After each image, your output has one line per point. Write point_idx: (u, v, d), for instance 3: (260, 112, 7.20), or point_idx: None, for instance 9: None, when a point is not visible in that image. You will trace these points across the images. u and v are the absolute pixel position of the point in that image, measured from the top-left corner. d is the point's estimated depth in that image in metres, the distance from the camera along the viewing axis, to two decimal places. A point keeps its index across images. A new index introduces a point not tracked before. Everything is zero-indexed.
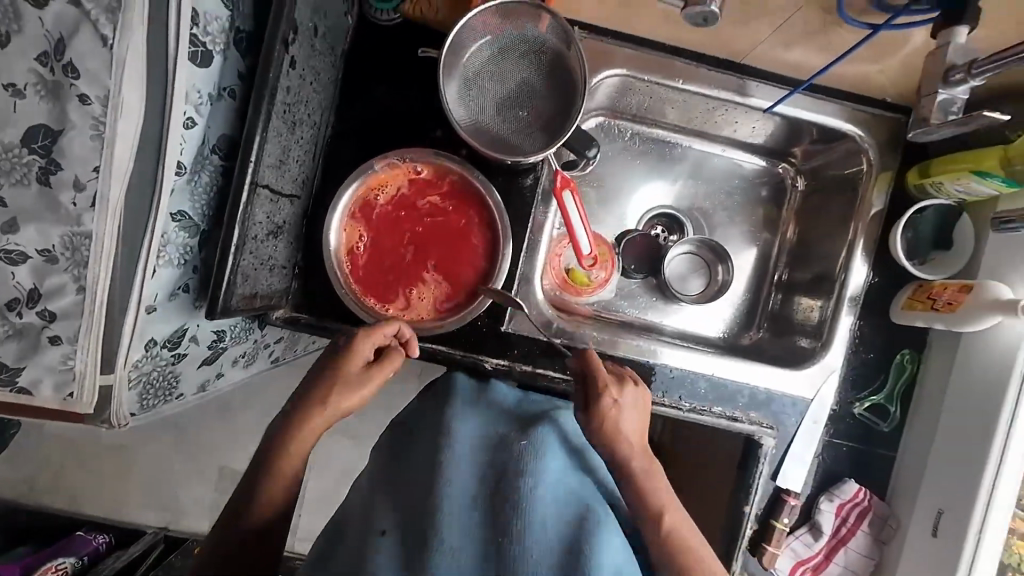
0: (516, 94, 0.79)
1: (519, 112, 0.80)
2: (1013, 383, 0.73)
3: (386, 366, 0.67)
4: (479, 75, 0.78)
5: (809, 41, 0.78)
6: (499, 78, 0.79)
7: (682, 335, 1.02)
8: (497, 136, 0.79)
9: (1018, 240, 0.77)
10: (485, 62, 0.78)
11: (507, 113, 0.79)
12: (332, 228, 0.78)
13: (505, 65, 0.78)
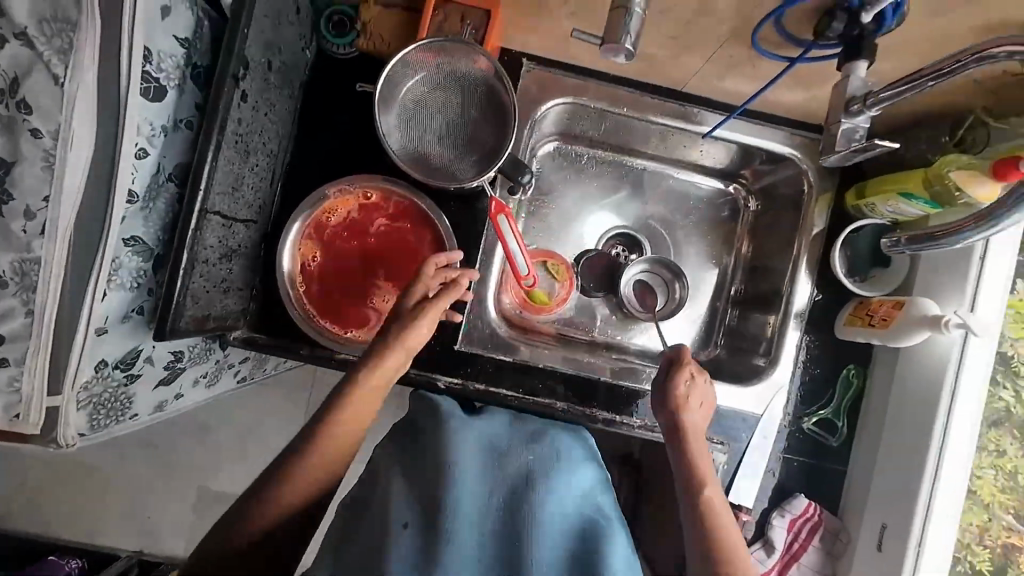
0: (453, 122, 0.83)
1: (456, 139, 0.84)
2: (943, 398, 0.76)
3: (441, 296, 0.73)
4: (417, 108, 0.82)
5: (735, 72, 0.80)
6: (437, 110, 0.83)
7: (645, 352, 1.03)
8: (435, 163, 0.84)
9: (946, 259, 0.80)
10: (422, 93, 0.81)
11: (445, 140, 0.84)
12: (287, 249, 0.82)
13: (441, 95, 0.82)
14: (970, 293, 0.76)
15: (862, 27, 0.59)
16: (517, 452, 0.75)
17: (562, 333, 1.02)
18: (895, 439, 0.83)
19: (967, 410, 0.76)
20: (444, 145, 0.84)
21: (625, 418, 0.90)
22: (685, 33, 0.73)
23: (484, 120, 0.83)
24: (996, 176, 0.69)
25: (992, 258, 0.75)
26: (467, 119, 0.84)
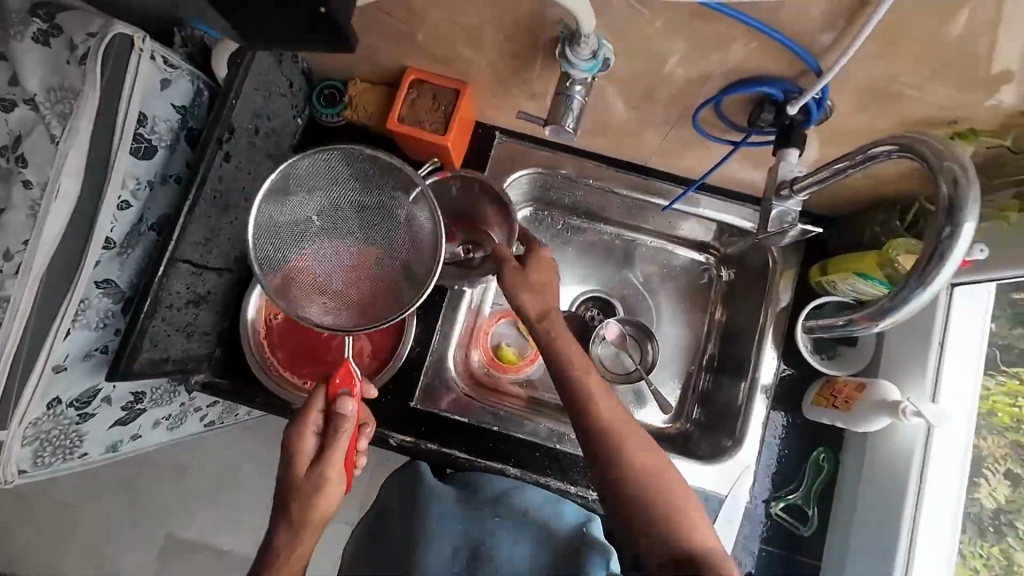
0: (354, 227, 0.76)
1: (339, 246, 0.76)
2: (910, 499, 0.74)
3: (330, 452, 0.68)
4: (317, 209, 0.74)
5: (689, 151, 0.84)
6: (343, 215, 0.75)
7: None
8: (292, 259, 0.73)
9: (911, 343, 0.78)
10: (318, 177, 0.71)
11: (330, 238, 0.76)
12: (255, 298, 0.86)
13: (357, 190, 0.75)
14: (931, 378, 0.75)
15: (791, 118, 0.63)
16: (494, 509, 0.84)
17: (533, 398, 0.99)
18: (869, 529, 0.77)
19: (944, 492, 0.74)
20: (341, 266, 0.76)
21: (581, 490, 0.87)
22: (638, 115, 0.78)
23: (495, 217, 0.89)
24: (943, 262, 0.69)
25: (952, 341, 0.75)
26: (479, 215, 0.91)
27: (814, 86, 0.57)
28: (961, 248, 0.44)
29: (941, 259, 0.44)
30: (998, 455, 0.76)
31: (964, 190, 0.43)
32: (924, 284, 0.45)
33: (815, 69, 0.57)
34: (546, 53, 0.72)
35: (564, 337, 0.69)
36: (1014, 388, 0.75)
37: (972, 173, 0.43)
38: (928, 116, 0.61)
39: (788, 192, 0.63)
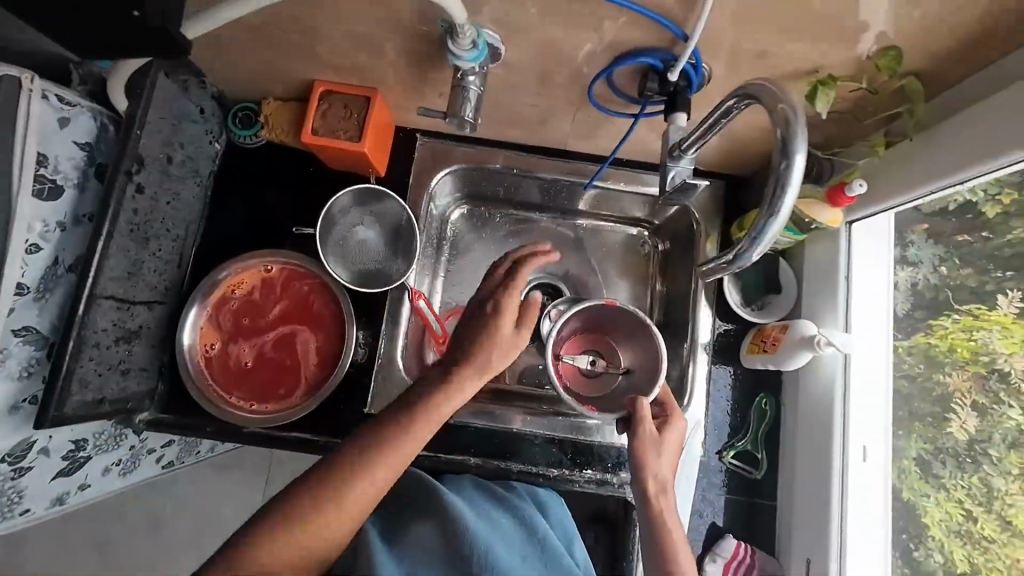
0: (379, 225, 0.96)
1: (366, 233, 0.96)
2: (836, 426, 0.79)
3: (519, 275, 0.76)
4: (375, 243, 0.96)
5: (599, 130, 0.87)
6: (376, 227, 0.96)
7: None
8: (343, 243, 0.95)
9: (824, 282, 0.84)
10: (357, 203, 0.94)
11: (364, 227, 0.96)
12: (190, 328, 0.85)
13: (377, 208, 0.95)
14: (841, 311, 0.81)
15: (674, 85, 0.67)
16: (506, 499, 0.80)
17: (494, 387, 1.01)
18: (813, 464, 0.82)
19: (869, 414, 0.80)
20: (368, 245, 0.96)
21: (542, 469, 0.89)
22: (543, 100, 0.81)
23: (634, 345, 0.93)
24: (832, 202, 0.75)
25: (855, 274, 0.80)
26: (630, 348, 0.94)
27: (684, 52, 0.61)
28: (797, 179, 0.48)
29: (783, 187, 0.48)
30: (964, 391, 0.73)
31: (793, 126, 0.47)
32: (773, 216, 0.50)
33: (682, 36, 0.61)
34: (441, 48, 0.74)
35: (652, 464, 0.73)
36: (971, 324, 0.72)
37: (800, 111, 0.47)
38: (795, 69, 0.65)
39: (679, 152, 0.67)
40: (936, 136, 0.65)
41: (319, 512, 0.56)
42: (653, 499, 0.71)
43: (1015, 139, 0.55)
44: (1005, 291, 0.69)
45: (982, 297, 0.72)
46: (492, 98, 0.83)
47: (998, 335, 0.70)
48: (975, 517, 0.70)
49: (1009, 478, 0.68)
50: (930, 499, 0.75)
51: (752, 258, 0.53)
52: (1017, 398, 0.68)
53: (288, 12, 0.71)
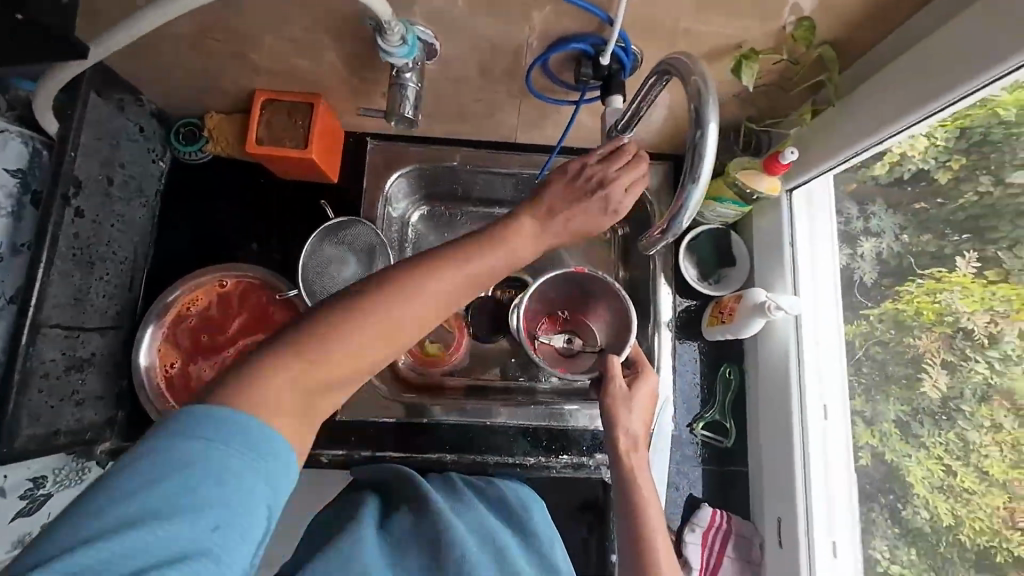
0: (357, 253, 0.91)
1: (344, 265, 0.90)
2: (794, 387, 0.83)
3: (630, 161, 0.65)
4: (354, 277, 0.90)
5: (545, 119, 0.89)
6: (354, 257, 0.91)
7: (559, 390, 0.98)
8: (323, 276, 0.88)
9: (773, 251, 0.88)
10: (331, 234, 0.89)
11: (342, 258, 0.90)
12: (147, 350, 0.83)
13: (351, 236, 0.90)
14: (790, 278, 0.85)
15: (607, 69, 0.69)
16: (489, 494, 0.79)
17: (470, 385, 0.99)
18: (776, 425, 0.85)
19: (822, 373, 0.84)
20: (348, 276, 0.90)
21: (518, 458, 0.91)
22: (485, 93, 0.82)
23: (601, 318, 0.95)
24: (769, 171, 0.78)
25: (799, 243, 0.85)
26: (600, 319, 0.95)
27: (610, 35, 0.62)
28: (712, 146, 0.50)
29: (699, 155, 0.50)
30: (933, 350, 0.73)
31: (705, 95, 0.49)
32: (694, 181, 0.51)
33: (606, 20, 0.63)
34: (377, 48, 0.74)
35: (623, 418, 0.77)
36: (934, 287, 0.73)
37: (711, 83, 0.50)
38: (719, 45, 0.67)
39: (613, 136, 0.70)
40: (851, 103, 0.69)
41: (295, 414, 0.44)
42: (624, 453, 0.74)
43: (919, 99, 0.60)
44: (964, 253, 0.70)
45: (943, 261, 0.72)
46: (435, 96, 0.83)
47: (959, 295, 0.70)
48: (955, 471, 0.70)
49: (981, 431, 0.68)
50: (912, 458, 0.74)
51: (683, 224, 0.54)
52: (983, 353, 0.68)
53: (219, 22, 0.70)
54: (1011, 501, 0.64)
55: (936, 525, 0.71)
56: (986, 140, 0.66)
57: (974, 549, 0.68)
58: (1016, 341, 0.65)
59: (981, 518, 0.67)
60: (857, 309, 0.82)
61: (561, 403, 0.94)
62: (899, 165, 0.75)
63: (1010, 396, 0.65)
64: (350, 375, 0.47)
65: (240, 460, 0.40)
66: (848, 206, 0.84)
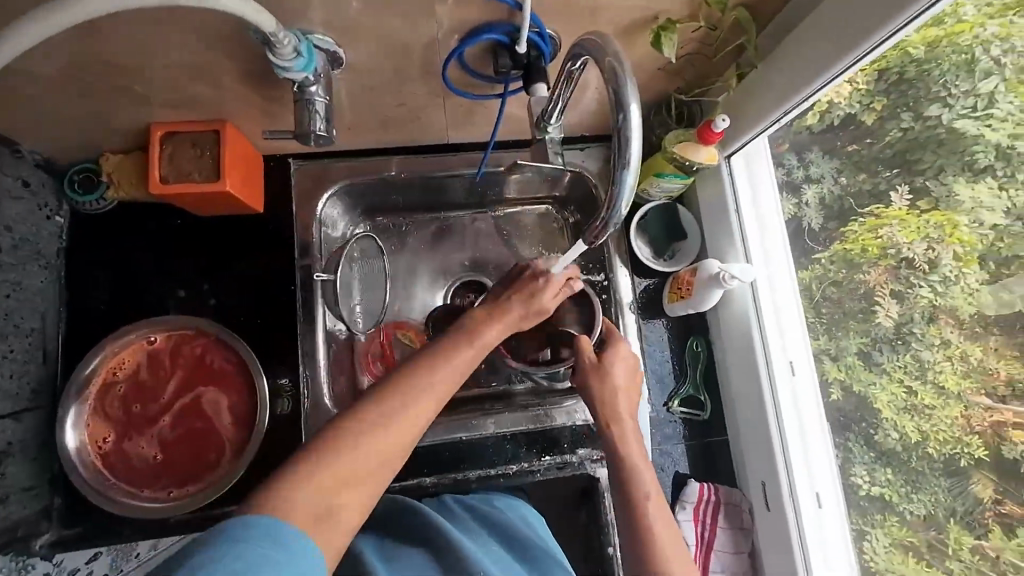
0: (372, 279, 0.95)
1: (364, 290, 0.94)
2: (758, 350, 0.84)
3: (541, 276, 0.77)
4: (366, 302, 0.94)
5: (474, 115, 0.85)
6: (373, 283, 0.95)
7: (537, 391, 0.95)
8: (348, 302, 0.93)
9: (722, 219, 0.88)
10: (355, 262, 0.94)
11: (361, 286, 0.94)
12: (73, 427, 0.75)
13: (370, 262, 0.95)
14: (739, 244, 0.86)
15: (527, 56, 0.65)
16: (487, 511, 0.80)
17: None
18: (746, 385, 0.86)
19: (782, 330, 0.85)
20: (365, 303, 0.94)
21: (500, 468, 0.88)
22: (405, 96, 0.77)
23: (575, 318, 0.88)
24: (705, 141, 0.77)
25: (744, 209, 0.86)
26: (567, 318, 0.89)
27: (522, 21, 0.59)
28: (636, 128, 0.49)
29: (626, 141, 0.49)
30: (881, 282, 0.75)
31: (621, 79, 0.47)
32: (624, 167, 0.50)
33: (515, 5, 0.60)
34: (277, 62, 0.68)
35: (605, 397, 0.75)
36: (875, 223, 0.75)
37: (626, 62, 0.48)
38: (636, 19, 0.65)
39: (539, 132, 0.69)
40: (772, 64, 0.69)
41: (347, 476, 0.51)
42: (607, 430, 0.73)
43: (835, 52, 0.60)
44: (897, 187, 0.72)
45: (880, 197, 0.74)
46: (352, 105, 0.78)
47: (898, 227, 0.72)
48: (914, 390, 0.71)
49: (934, 349, 0.69)
50: (876, 386, 0.75)
51: (622, 212, 0.53)
52: (925, 278, 0.70)
53: (89, 53, 0.63)
54: (967, 409, 0.66)
55: (907, 444, 0.72)
56: (903, 79, 0.69)
57: (942, 459, 0.68)
58: (954, 264, 0.67)
59: (944, 429, 0.68)
60: (809, 255, 0.84)
61: (538, 403, 0.91)
62: (828, 113, 0.77)
63: (953, 313, 0.67)
64: (381, 460, 0.54)
65: (275, 560, 0.42)
66: (790, 157, 0.84)
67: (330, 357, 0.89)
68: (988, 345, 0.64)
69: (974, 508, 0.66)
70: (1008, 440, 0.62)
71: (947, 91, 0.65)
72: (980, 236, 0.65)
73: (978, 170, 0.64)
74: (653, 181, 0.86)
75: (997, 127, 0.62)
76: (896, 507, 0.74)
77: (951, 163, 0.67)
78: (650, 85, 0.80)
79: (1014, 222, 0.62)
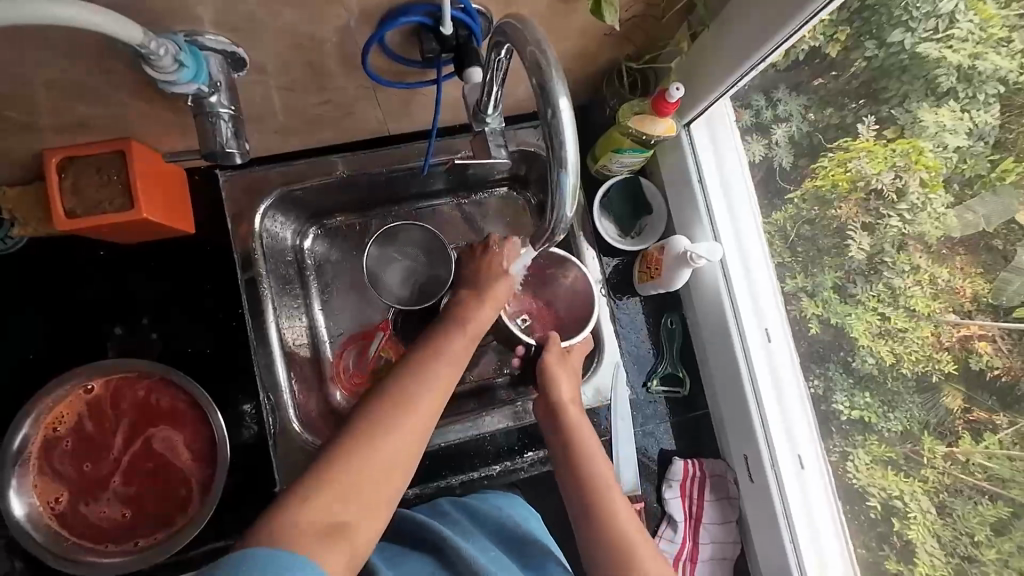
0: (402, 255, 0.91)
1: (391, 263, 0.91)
2: (731, 320, 0.83)
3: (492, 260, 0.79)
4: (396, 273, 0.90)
5: (411, 103, 0.77)
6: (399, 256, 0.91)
7: (513, 384, 0.93)
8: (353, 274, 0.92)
9: (687, 188, 0.84)
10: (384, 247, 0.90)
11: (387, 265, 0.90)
12: (18, 491, 0.70)
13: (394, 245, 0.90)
14: (703, 212, 0.83)
15: (454, 37, 0.58)
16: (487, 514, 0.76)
17: None
18: (721, 352, 0.85)
19: (753, 293, 0.83)
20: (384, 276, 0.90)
21: (483, 471, 0.86)
22: (327, 91, 0.69)
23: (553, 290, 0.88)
24: (660, 113, 0.72)
25: (707, 178, 0.82)
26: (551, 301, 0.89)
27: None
28: (568, 124, 0.44)
29: (559, 138, 0.44)
30: (852, 216, 0.74)
31: (545, 70, 0.43)
32: (562, 166, 0.46)
33: None
34: None
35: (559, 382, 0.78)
36: (844, 157, 0.74)
37: (548, 48, 0.43)
38: None
39: (477, 121, 0.63)
40: (723, 22, 0.64)
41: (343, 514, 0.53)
42: (560, 414, 0.76)
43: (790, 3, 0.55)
44: (863, 119, 0.71)
45: (848, 130, 0.72)
46: (269, 105, 0.69)
47: (866, 159, 0.72)
48: (888, 315, 0.72)
49: (904, 275, 0.71)
50: (853, 316, 0.75)
51: (566, 214, 0.49)
52: (894, 208, 0.71)
53: None
54: (937, 330, 0.69)
55: (883, 367, 0.73)
56: (866, 5, 0.65)
57: (914, 377, 0.71)
58: (920, 190, 0.69)
59: (916, 349, 0.70)
60: (782, 195, 0.81)
61: (515, 399, 0.89)
62: (793, 49, 0.71)
63: (922, 239, 0.69)
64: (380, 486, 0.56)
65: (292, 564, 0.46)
66: (755, 97, 0.79)
67: (293, 379, 0.84)
68: (954, 266, 0.67)
69: (945, 419, 0.69)
70: (975, 352, 0.66)
71: (908, 15, 0.63)
72: (945, 160, 0.66)
73: (940, 93, 0.65)
74: (612, 156, 0.80)
75: (957, 48, 0.62)
76: (874, 427, 0.75)
77: (915, 88, 0.66)
78: (597, 53, 0.73)
79: (975, 143, 0.64)
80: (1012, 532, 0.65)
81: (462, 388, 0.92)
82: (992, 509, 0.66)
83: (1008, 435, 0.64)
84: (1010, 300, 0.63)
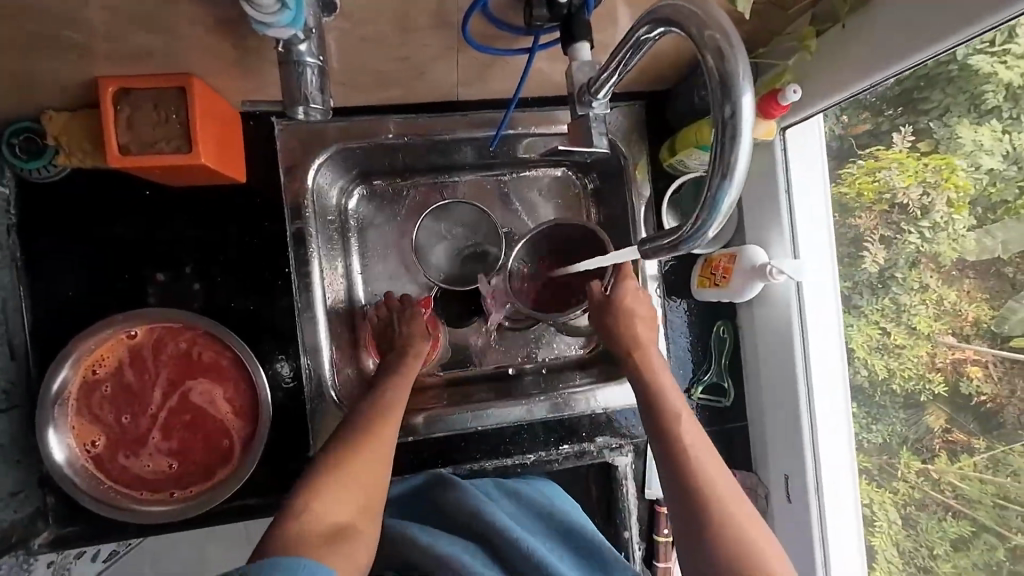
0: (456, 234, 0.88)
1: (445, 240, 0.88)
2: (796, 340, 0.79)
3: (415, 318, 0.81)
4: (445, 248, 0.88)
5: (490, 72, 0.71)
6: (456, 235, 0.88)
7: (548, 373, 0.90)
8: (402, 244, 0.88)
9: (768, 196, 0.79)
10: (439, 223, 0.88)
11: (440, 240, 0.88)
12: (55, 430, 0.68)
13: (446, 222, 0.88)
14: (784, 224, 0.78)
15: (567, 5, 0.54)
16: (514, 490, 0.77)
17: (457, 385, 0.88)
18: (776, 365, 0.82)
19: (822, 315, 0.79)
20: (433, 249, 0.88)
21: (516, 459, 0.85)
22: (408, 48, 0.64)
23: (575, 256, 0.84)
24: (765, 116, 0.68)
25: (793, 187, 0.77)
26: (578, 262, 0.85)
27: None
28: (747, 132, 0.42)
29: (733, 140, 0.42)
30: (871, 227, 0.75)
31: (729, 62, 0.40)
32: (726, 175, 0.43)
33: None
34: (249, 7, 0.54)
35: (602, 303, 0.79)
36: (873, 166, 0.74)
37: (735, 39, 0.40)
38: None
39: (581, 106, 0.57)
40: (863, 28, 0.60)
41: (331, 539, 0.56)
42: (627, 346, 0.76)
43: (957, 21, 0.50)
44: (899, 128, 0.69)
45: (880, 138, 0.72)
46: (343, 58, 0.64)
47: (896, 171, 0.72)
48: (888, 330, 0.74)
49: (912, 293, 0.72)
50: (853, 327, 0.78)
51: (710, 232, 0.46)
52: (915, 224, 0.71)
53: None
54: (933, 348, 0.71)
55: (873, 379, 0.77)
56: None
57: (904, 394, 0.74)
58: (944, 210, 0.68)
59: (910, 367, 0.73)
60: None
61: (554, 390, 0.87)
62: None
63: (935, 258, 0.70)
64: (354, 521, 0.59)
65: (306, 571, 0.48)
66: None
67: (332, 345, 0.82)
68: (962, 289, 0.68)
69: (924, 435, 0.73)
70: (966, 376, 0.68)
71: None
72: (974, 181, 0.65)
73: (984, 111, 0.62)
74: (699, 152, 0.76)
75: (1011, 65, 0.58)
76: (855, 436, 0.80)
77: (958, 102, 0.63)
78: None
79: (1008, 167, 0.62)
80: (970, 549, 0.71)
81: (499, 371, 0.89)
82: (955, 526, 0.72)
83: (983, 459, 0.69)
84: (1011, 329, 0.65)
